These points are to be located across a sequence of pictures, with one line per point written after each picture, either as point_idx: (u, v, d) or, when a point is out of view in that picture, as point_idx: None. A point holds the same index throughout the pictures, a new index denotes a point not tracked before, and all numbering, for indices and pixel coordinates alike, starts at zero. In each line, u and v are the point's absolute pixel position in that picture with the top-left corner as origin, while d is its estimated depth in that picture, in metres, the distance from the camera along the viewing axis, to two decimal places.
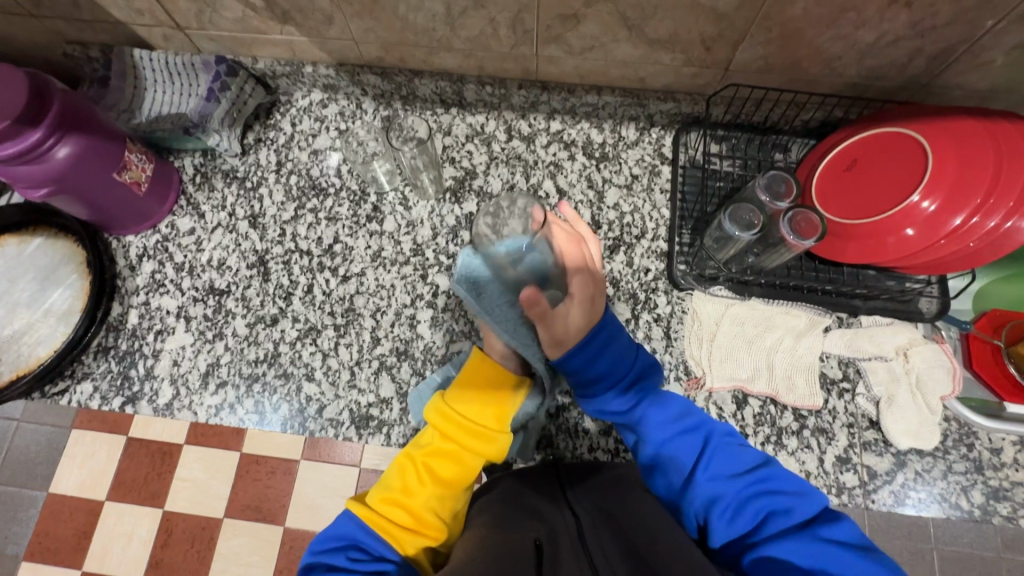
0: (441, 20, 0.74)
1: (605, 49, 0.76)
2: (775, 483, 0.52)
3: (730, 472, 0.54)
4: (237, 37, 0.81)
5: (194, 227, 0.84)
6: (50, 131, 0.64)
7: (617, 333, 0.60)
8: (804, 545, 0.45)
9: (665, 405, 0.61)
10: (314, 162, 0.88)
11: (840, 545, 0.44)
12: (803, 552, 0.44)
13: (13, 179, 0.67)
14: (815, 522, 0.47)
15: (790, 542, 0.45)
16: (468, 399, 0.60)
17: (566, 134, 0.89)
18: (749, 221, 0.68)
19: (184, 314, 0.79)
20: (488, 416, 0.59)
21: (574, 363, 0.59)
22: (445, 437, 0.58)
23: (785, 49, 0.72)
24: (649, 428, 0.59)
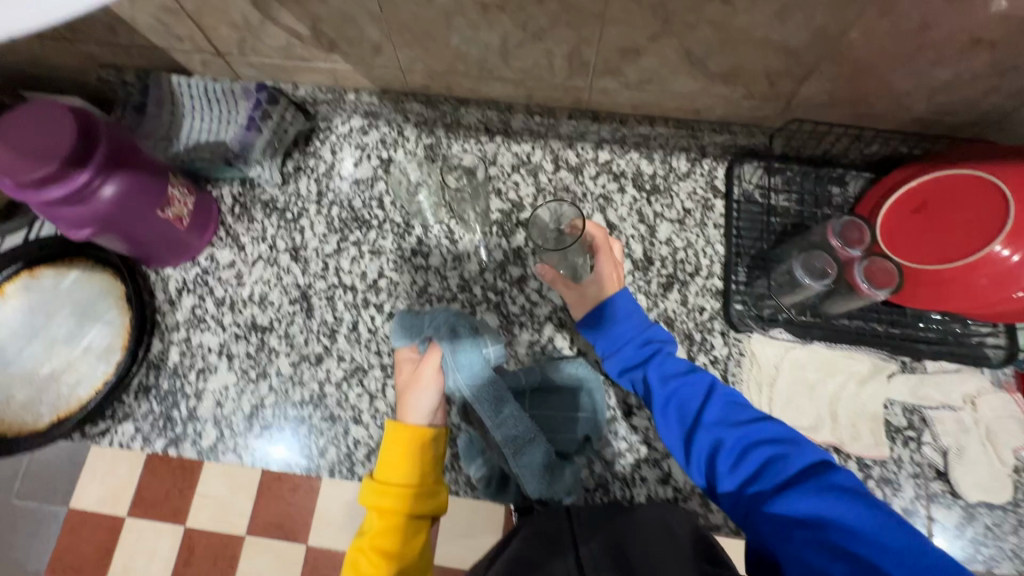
0: (494, 51, 0.72)
1: (663, 82, 0.74)
2: (779, 438, 0.51)
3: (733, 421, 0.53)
4: (278, 64, 0.79)
5: (234, 260, 0.82)
6: (96, 171, 0.62)
7: (635, 314, 0.66)
8: (814, 498, 0.44)
9: (672, 363, 0.61)
10: (356, 192, 0.86)
11: (844, 495, 0.43)
12: (803, 505, 0.44)
13: (56, 221, 0.65)
14: (822, 473, 0.45)
15: (797, 496, 0.44)
16: (397, 467, 0.63)
17: (615, 165, 0.86)
18: (821, 268, 0.66)
19: (226, 352, 0.77)
20: (421, 475, 0.64)
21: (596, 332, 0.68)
22: (384, 511, 0.61)
23: (853, 85, 0.70)
24: (655, 386, 0.60)
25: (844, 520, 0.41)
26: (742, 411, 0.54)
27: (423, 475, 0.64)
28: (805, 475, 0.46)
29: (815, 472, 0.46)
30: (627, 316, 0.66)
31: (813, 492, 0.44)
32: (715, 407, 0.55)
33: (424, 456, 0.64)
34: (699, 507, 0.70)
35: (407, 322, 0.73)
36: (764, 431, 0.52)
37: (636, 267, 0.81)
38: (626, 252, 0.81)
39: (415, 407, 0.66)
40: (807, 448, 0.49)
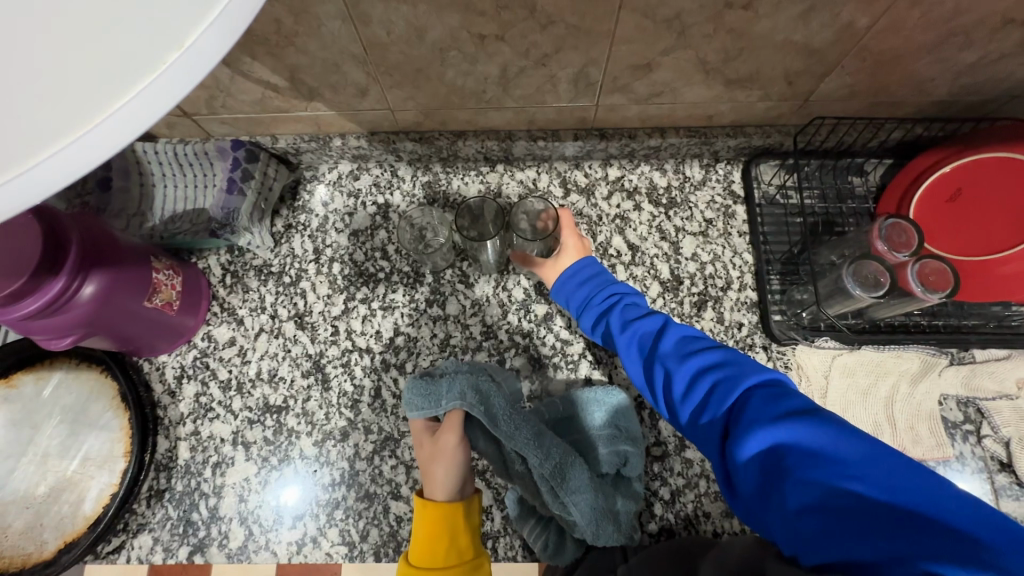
0: (493, 81, 0.66)
1: (675, 93, 0.69)
2: (737, 368, 0.46)
3: (686, 354, 0.50)
4: (253, 118, 0.72)
5: (233, 337, 0.75)
6: (72, 274, 0.54)
7: (597, 275, 0.64)
8: (763, 428, 0.39)
9: (632, 309, 0.59)
10: (356, 245, 0.79)
11: (800, 417, 0.38)
12: (755, 437, 0.39)
13: (32, 333, 0.56)
14: (777, 400, 0.41)
15: (748, 426, 0.40)
16: (429, 548, 0.56)
17: (628, 182, 0.81)
18: (875, 277, 0.62)
19: (241, 440, 0.71)
20: (459, 549, 0.56)
21: (562, 290, 0.66)
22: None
23: (876, 76, 0.66)
24: (616, 333, 0.58)
25: (797, 444, 0.37)
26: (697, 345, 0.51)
27: (461, 549, 0.56)
28: (758, 402, 0.41)
29: (766, 399, 0.41)
30: (588, 277, 0.64)
31: (764, 421, 0.39)
32: (672, 348, 0.51)
33: (454, 527, 0.57)
34: None
35: (417, 389, 0.65)
36: (718, 360, 0.48)
37: (665, 287, 0.76)
38: (653, 274, 0.77)
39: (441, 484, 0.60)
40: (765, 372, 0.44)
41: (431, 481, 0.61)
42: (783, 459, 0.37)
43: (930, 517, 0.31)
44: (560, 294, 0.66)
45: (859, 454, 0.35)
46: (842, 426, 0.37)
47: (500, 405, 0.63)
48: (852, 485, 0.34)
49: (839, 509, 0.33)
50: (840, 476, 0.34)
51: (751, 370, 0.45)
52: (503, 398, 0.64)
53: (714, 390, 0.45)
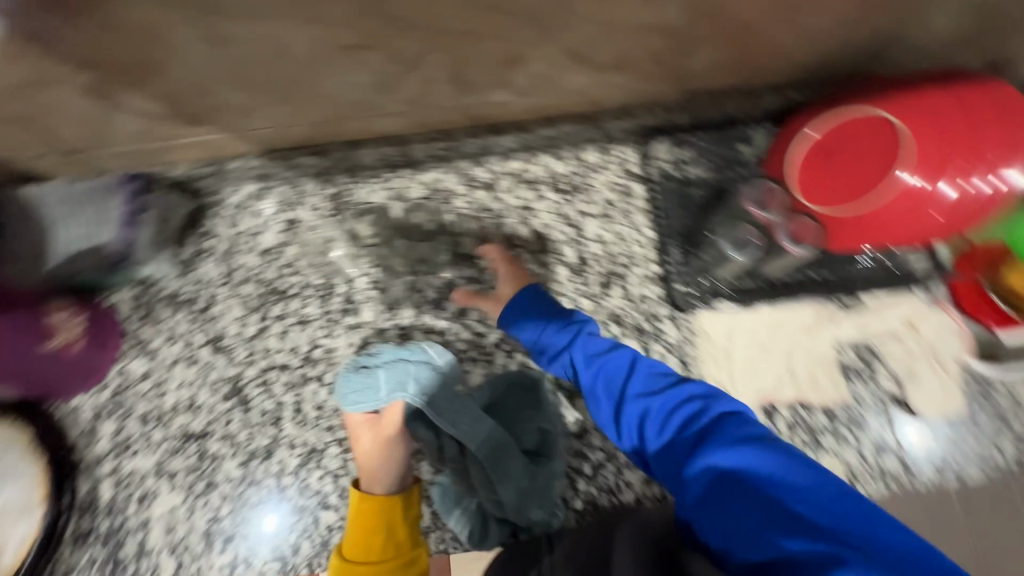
0: (373, 88, 0.68)
1: (554, 83, 0.71)
2: (691, 400, 0.56)
3: (650, 391, 0.58)
4: (143, 149, 0.71)
5: (149, 370, 0.75)
6: None
7: (551, 308, 0.69)
8: (729, 449, 0.49)
9: (593, 342, 0.64)
10: (267, 264, 0.79)
11: (754, 442, 0.49)
12: (717, 458, 0.49)
13: None
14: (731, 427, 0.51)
15: (717, 449, 0.49)
16: (370, 539, 0.64)
17: (529, 172, 0.84)
18: (747, 239, 0.74)
19: (165, 471, 0.71)
20: (397, 542, 0.64)
21: (512, 325, 0.70)
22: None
23: (739, 48, 0.69)
24: (582, 368, 0.63)
25: (758, 468, 0.47)
26: (655, 381, 0.59)
27: (399, 542, 0.64)
28: (723, 429, 0.51)
29: (730, 427, 0.51)
30: (538, 307, 0.69)
31: (726, 444, 0.50)
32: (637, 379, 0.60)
33: (395, 520, 0.65)
34: None
35: (354, 385, 0.68)
36: (691, 393, 0.57)
37: (573, 271, 0.79)
38: (560, 259, 0.80)
39: (380, 478, 0.67)
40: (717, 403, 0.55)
41: (370, 474, 0.67)
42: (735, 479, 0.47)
43: (847, 528, 0.43)
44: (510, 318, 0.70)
45: (793, 470, 0.46)
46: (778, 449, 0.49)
47: (438, 389, 0.66)
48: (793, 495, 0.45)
49: (784, 513, 0.44)
50: (786, 491, 0.45)
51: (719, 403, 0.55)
52: (439, 379, 0.67)
53: (676, 420, 0.54)
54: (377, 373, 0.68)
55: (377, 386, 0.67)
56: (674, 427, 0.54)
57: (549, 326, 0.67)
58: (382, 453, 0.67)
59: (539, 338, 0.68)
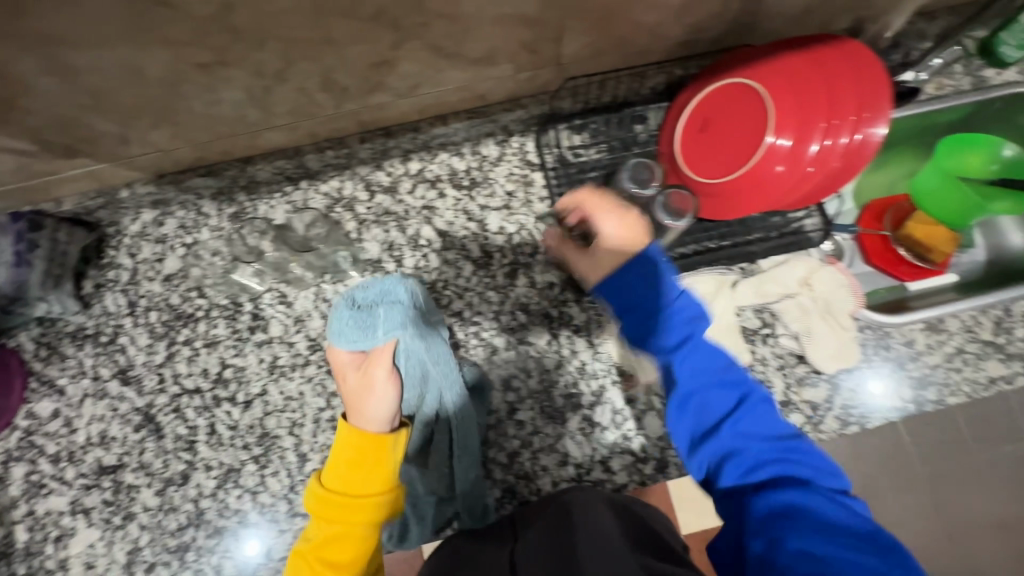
0: (246, 104, 0.67)
1: (432, 81, 0.72)
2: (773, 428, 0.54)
3: (761, 434, 0.53)
4: (25, 187, 0.69)
5: (57, 408, 0.74)
6: None
7: (650, 279, 0.57)
8: (827, 502, 0.48)
9: (700, 350, 0.56)
10: (171, 290, 0.79)
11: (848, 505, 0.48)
12: (819, 501, 0.48)
13: None
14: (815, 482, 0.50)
15: (817, 496, 0.48)
16: (348, 473, 0.61)
17: (429, 172, 0.85)
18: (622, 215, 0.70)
19: (80, 508, 0.70)
20: (375, 482, 0.62)
21: (612, 298, 0.57)
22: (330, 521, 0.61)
23: (608, 30, 0.70)
24: (681, 376, 0.56)
25: (850, 524, 0.46)
26: (767, 424, 0.54)
27: (378, 482, 0.62)
28: (828, 495, 0.49)
29: (828, 494, 0.49)
30: (644, 280, 0.57)
31: (832, 499, 0.48)
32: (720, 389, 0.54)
33: (376, 460, 0.62)
34: (603, 473, 0.72)
35: (344, 320, 0.63)
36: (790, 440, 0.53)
37: (478, 265, 0.80)
38: (464, 255, 0.80)
39: (364, 415, 0.63)
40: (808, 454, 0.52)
41: (356, 408, 0.64)
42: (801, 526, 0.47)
43: None
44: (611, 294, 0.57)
45: (868, 532, 0.46)
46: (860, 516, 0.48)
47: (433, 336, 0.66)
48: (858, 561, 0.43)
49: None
50: (854, 551, 0.44)
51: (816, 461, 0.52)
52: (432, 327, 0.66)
53: (754, 432, 0.53)
54: (376, 313, 0.62)
55: (376, 329, 0.62)
56: (769, 472, 0.51)
57: (650, 324, 0.56)
58: (373, 395, 0.63)
59: (625, 315, 0.58)
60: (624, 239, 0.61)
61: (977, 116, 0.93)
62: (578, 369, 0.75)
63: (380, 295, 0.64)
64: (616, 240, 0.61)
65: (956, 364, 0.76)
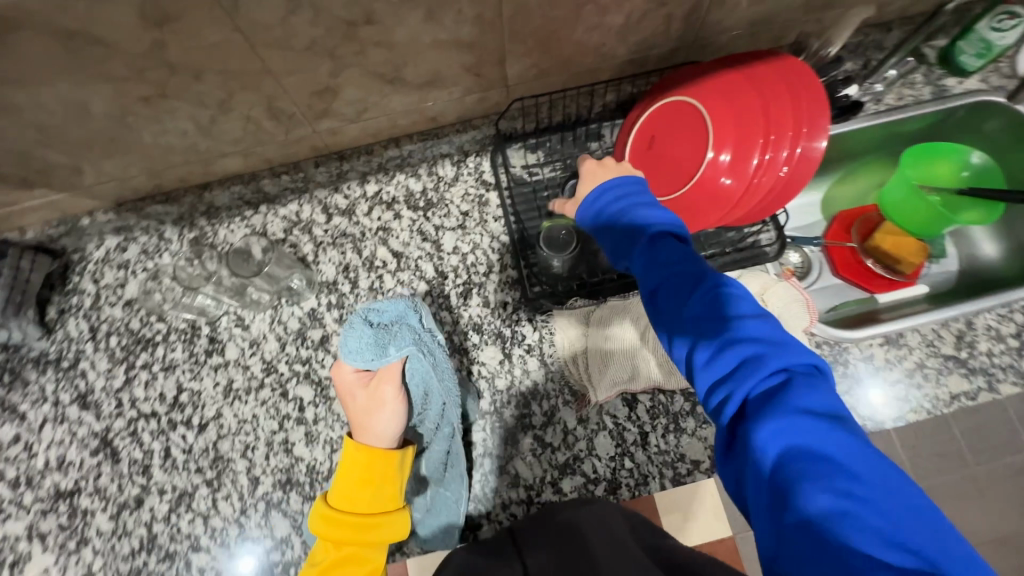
0: (196, 133, 0.69)
1: (379, 106, 0.73)
2: (733, 317, 0.49)
3: (723, 317, 0.49)
4: None
5: (17, 433, 0.75)
6: None
7: (632, 200, 0.61)
8: (784, 422, 0.41)
9: (665, 249, 0.55)
10: (132, 314, 0.81)
11: (829, 423, 0.40)
12: (778, 420, 0.41)
13: None
14: (793, 389, 0.43)
15: (773, 417, 0.41)
16: (361, 491, 0.61)
17: (385, 194, 0.86)
18: (563, 237, 0.75)
19: (36, 532, 0.71)
20: (384, 500, 0.62)
21: (591, 215, 0.64)
22: (336, 544, 0.60)
23: (550, 53, 0.71)
24: (643, 275, 0.55)
25: (818, 449, 0.39)
26: (730, 309, 0.49)
27: (386, 500, 0.62)
28: (793, 393, 0.42)
29: (797, 393, 0.42)
30: (619, 199, 0.61)
31: (795, 410, 0.41)
32: (673, 277, 0.52)
33: (385, 478, 0.62)
34: (554, 495, 0.71)
35: (362, 337, 0.56)
36: (757, 333, 0.47)
37: (432, 285, 0.80)
38: (418, 275, 0.81)
39: (374, 432, 0.63)
40: (777, 351, 0.45)
41: (364, 427, 0.64)
42: (786, 463, 0.39)
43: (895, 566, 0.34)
44: (586, 213, 0.64)
45: (860, 453, 0.39)
46: (850, 427, 0.41)
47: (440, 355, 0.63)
48: (855, 497, 0.37)
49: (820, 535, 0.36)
50: (847, 481, 0.37)
51: (787, 355, 0.45)
52: (441, 346, 0.63)
53: (711, 325, 0.49)
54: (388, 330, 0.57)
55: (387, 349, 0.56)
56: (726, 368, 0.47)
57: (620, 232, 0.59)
58: (382, 409, 0.64)
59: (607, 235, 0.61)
60: (593, 182, 0.66)
61: (940, 125, 0.92)
62: (529, 388, 0.75)
63: (391, 310, 0.59)
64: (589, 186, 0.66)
65: (917, 380, 0.74)
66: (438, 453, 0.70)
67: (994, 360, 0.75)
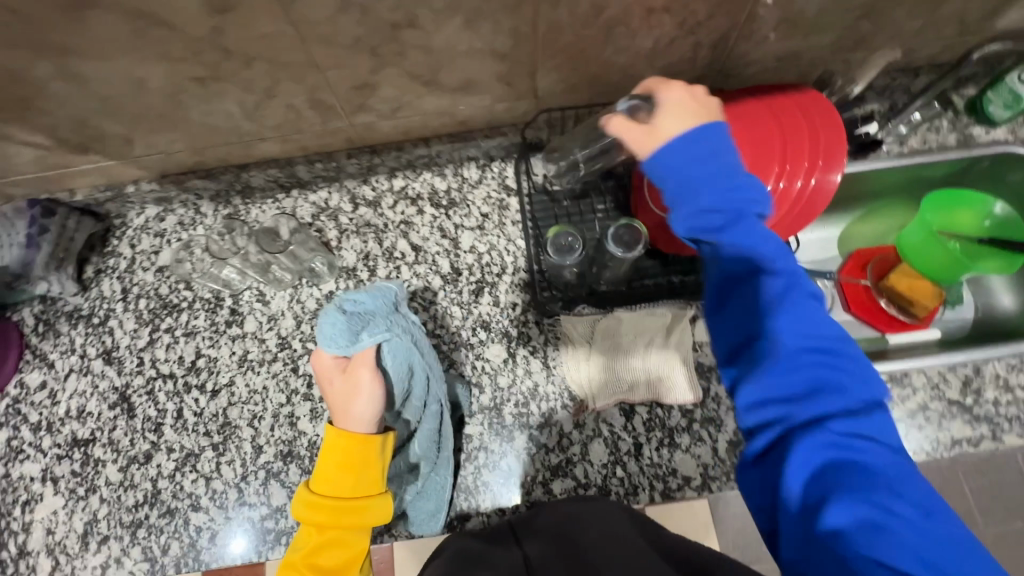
0: (241, 116, 0.73)
1: (413, 105, 0.77)
2: (809, 328, 0.48)
3: (802, 328, 0.48)
4: (43, 177, 0.78)
5: (44, 380, 0.80)
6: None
7: (726, 166, 0.52)
8: (842, 441, 0.43)
9: (754, 239, 0.50)
10: (162, 280, 0.85)
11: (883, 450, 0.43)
12: (838, 440, 0.43)
13: None
14: (859, 417, 0.45)
15: (834, 435, 0.44)
16: (342, 474, 0.58)
17: (411, 189, 0.89)
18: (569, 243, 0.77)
19: (50, 476, 0.75)
20: (365, 485, 0.59)
21: (666, 168, 0.53)
22: (319, 528, 0.58)
23: (579, 69, 0.74)
24: (725, 262, 0.50)
25: (873, 471, 0.42)
26: (809, 322, 0.48)
27: (367, 485, 0.59)
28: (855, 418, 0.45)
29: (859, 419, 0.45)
30: (711, 161, 0.52)
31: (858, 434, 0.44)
32: (761, 277, 0.49)
33: (366, 463, 0.59)
34: (543, 495, 0.72)
35: (336, 323, 0.57)
36: (830, 351, 0.47)
37: (446, 280, 0.83)
38: (434, 269, 0.84)
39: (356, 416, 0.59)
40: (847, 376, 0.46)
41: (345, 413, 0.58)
42: (836, 479, 0.42)
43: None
44: (663, 166, 0.53)
45: (904, 476, 0.43)
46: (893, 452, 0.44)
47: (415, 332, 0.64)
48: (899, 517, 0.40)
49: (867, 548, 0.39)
50: (893, 503, 0.41)
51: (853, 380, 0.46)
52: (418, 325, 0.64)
53: (790, 333, 0.47)
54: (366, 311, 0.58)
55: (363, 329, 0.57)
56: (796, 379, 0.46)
57: (700, 204, 0.51)
58: (355, 396, 0.57)
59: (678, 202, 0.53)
60: (679, 113, 0.54)
61: (965, 172, 0.92)
62: (530, 389, 0.77)
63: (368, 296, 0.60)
64: (671, 116, 0.54)
65: (919, 422, 0.74)
66: (430, 433, 0.66)
67: (999, 409, 0.74)
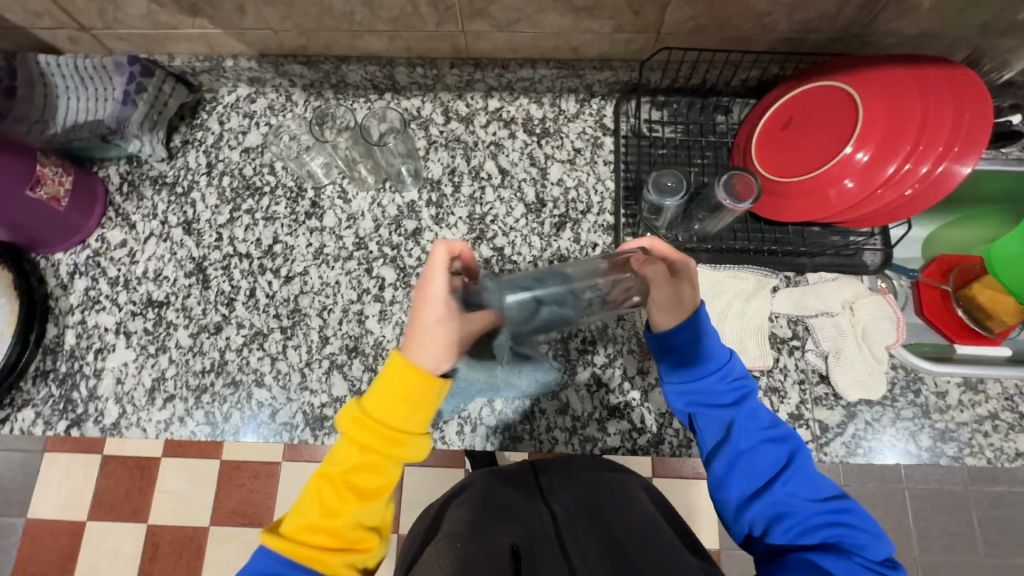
0: (358, 1, 0.70)
1: (532, 20, 0.73)
2: (813, 488, 0.56)
3: (811, 493, 0.55)
4: (147, 35, 0.76)
5: (125, 239, 0.81)
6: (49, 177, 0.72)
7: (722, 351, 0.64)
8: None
9: (755, 413, 0.61)
10: (247, 161, 0.85)
11: None
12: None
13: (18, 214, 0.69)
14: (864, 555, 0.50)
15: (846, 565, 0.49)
16: (398, 407, 0.53)
17: (505, 112, 0.87)
18: (673, 185, 0.73)
19: (124, 329, 0.77)
20: (412, 421, 0.54)
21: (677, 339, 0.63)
22: (358, 448, 0.54)
23: (715, 8, 0.69)
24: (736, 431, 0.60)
25: None
26: (817, 485, 0.56)
27: (413, 421, 0.54)
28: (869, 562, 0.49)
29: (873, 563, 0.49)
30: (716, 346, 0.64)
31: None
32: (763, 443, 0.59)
33: (414, 399, 0.53)
34: (598, 432, 0.73)
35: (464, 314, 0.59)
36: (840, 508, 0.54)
37: (529, 210, 0.83)
38: (519, 197, 0.83)
39: (430, 352, 0.53)
40: (860, 529, 0.52)
41: (418, 338, 0.53)
42: None
43: None
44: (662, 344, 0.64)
45: None
46: None
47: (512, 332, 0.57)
48: None
49: None
50: None
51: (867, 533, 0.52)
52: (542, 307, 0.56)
53: (796, 492, 0.55)
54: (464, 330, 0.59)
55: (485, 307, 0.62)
56: (818, 535, 0.52)
57: (704, 377, 0.63)
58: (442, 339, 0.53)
59: (683, 369, 0.64)
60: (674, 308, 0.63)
61: None
62: (599, 328, 0.77)
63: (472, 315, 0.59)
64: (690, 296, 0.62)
65: (985, 428, 0.73)
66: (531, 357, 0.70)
67: None
